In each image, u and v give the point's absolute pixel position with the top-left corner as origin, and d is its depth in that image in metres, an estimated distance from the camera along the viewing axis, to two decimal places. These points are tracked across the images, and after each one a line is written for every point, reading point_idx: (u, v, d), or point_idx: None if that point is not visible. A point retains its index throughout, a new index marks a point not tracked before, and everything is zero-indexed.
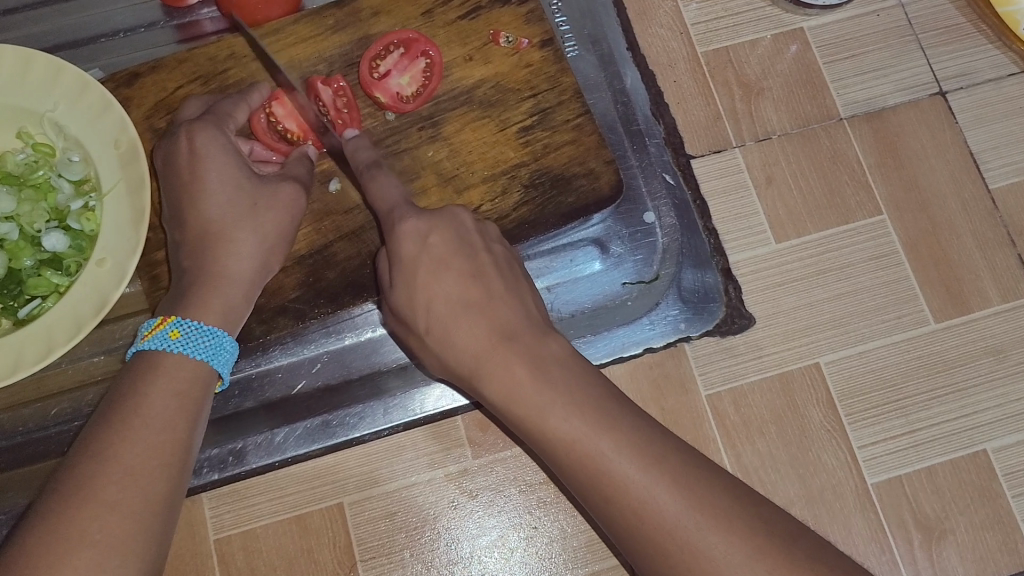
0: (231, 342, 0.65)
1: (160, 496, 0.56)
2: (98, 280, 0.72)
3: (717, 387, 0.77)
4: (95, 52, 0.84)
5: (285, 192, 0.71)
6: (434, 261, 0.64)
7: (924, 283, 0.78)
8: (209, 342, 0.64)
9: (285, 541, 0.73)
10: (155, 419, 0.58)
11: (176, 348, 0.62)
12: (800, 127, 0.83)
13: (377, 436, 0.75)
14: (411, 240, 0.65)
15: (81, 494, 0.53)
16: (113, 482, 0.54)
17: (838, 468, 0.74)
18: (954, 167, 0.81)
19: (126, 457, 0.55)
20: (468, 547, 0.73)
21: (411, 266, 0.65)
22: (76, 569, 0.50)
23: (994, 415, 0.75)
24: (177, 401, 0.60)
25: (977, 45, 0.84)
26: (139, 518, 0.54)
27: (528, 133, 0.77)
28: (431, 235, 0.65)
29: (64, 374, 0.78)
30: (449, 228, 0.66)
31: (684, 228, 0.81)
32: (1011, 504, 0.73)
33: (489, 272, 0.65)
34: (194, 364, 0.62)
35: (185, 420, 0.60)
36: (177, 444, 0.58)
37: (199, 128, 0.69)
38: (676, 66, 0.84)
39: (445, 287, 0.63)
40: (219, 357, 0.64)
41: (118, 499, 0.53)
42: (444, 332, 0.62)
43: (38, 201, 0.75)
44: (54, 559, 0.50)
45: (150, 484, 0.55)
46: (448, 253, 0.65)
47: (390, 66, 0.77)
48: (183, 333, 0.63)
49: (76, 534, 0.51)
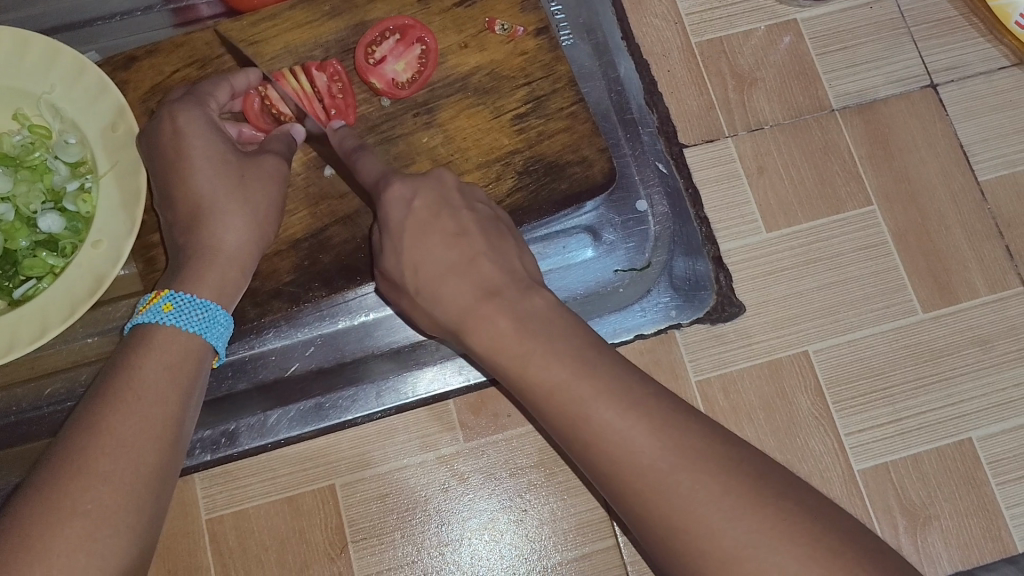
0: (224, 313, 0.66)
1: (153, 470, 0.56)
2: (93, 261, 0.73)
3: (707, 373, 0.77)
4: (92, 35, 0.85)
5: (268, 163, 0.71)
6: (415, 225, 0.66)
7: (912, 273, 0.79)
8: (202, 314, 0.64)
9: (277, 521, 0.74)
10: (147, 393, 0.58)
11: (169, 320, 0.63)
12: (792, 118, 0.83)
13: (369, 418, 0.76)
14: (399, 206, 0.67)
15: (73, 467, 0.53)
16: (104, 454, 0.54)
17: (825, 454, 0.75)
18: (944, 159, 0.82)
19: (118, 429, 0.56)
20: (459, 529, 0.74)
21: (397, 229, 0.66)
22: (66, 540, 0.50)
23: (980, 404, 0.76)
24: (169, 374, 0.60)
25: (968, 38, 0.85)
26: (129, 491, 0.54)
27: (522, 121, 0.78)
28: (416, 201, 0.67)
29: (59, 355, 0.79)
30: (433, 190, 0.68)
31: (676, 216, 0.81)
32: (995, 492, 0.74)
33: (472, 231, 0.65)
34: (186, 336, 0.63)
35: (178, 393, 0.60)
36: (169, 418, 0.58)
37: (179, 108, 0.70)
38: (670, 56, 0.85)
39: (435, 248, 0.64)
40: (212, 329, 0.64)
41: (108, 472, 0.54)
42: (433, 301, 0.63)
43: (33, 181, 0.75)
44: (43, 531, 0.50)
45: (142, 457, 0.56)
46: (429, 216, 0.66)
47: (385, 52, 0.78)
48: (175, 306, 0.63)
49: (66, 506, 0.51)
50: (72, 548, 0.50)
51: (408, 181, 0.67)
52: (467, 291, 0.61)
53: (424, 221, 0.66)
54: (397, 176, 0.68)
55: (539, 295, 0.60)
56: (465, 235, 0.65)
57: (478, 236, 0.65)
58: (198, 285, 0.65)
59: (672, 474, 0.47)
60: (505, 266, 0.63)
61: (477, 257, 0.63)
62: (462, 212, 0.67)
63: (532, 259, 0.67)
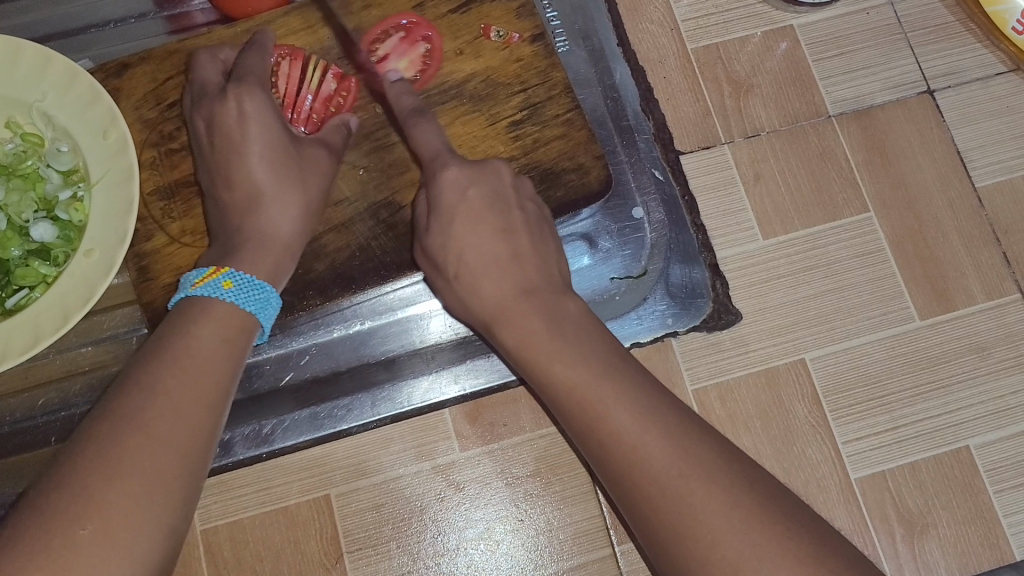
0: (276, 297, 0.67)
1: (205, 433, 0.56)
2: (85, 271, 0.72)
3: (703, 381, 0.77)
4: (85, 43, 0.84)
5: (322, 158, 0.72)
6: (467, 214, 0.68)
7: (909, 280, 0.79)
8: (258, 295, 0.65)
9: (272, 531, 0.73)
10: (202, 363, 0.58)
11: (228, 297, 0.63)
12: (788, 124, 0.83)
13: (364, 428, 0.75)
14: (453, 191, 0.68)
15: (132, 422, 0.52)
16: (163, 415, 0.54)
17: (822, 463, 0.75)
18: (941, 165, 0.82)
19: (177, 390, 0.55)
20: (454, 539, 0.73)
21: (448, 212, 0.68)
22: (126, 485, 0.49)
23: (977, 411, 0.76)
24: (222, 348, 0.60)
25: (965, 44, 0.85)
26: (184, 453, 0.53)
27: (518, 128, 0.77)
28: (471, 190, 0.68)
29: (52, 365, 0.78)
30: (487, 181, 0.69)
31: (672, 223, 0.81)
32: (993, 500, 0.74)
33: (518, 228, 0.68)
34: (242, 315, 0.63)
35: (229, 364, 0.60)
36: (220, 389, 0.58)
37: (245, 88, 0.70)
38: (666, 63, 0.85)
39: (484, 241, 0.67)
40: (264, 311, 0.65)
41: (167, 431, 0.53)
42: (471, 291, 0.66)
43: (26, 190, 0.75)
44: (106, 478, 0.49)
45: (197, 418, 0.55)
46: (483, 209, 0.68)
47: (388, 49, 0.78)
48: (235, 285, 0.64)
49: (125, 457, 0.50)
50: (131, 493, 0.49)
51: (467, 169, 0.69)
52: (510, 288, 0.64)
53: (476, 210, 0.68)
54: (454, 161, 0.69)
55: (572, 301, 0.64)
56: (514, 232, 0.67)
57: (524, 236, 0.67)
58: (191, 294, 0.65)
59: (693, 495, 0.48)
60: (546, 271, 0.66)
61: (522, 257, 0.66)
62: (514, 210, 0.69)
63: (528, 268, 0.67)
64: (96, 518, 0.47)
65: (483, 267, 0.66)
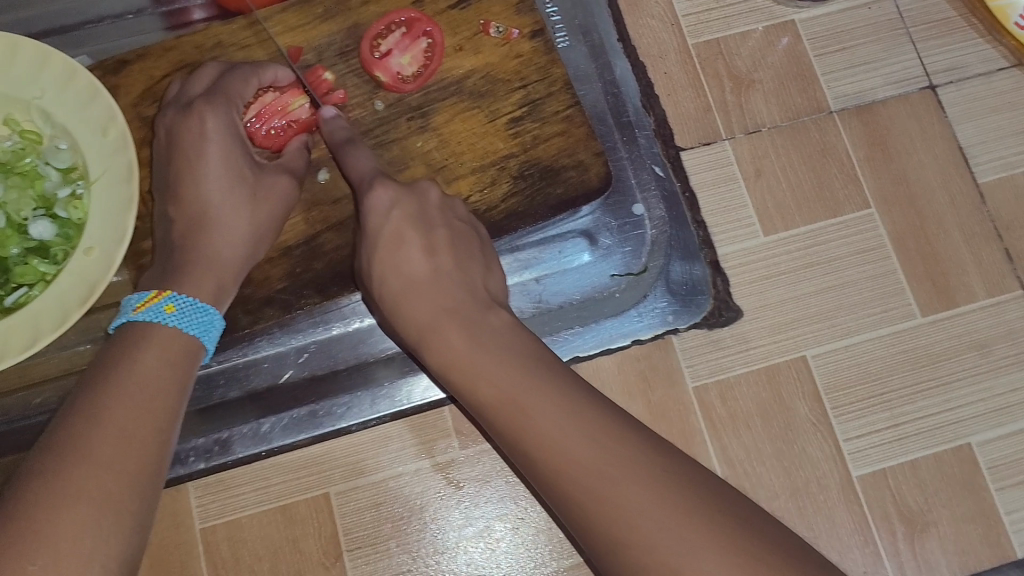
0: (219, 319, 0.67)
1: (152, 459, 0.56)
2: (85, 269, 0.72)
3: (704, 379, 0.77)
4: (83, 39, 0.84)
5: (282, 185, 0.72)
6: (392, 233, 0.68)
7: (911, 277, 0.79)
8: (202, 317, 0.66)
9: (271, 530, 0.73)
10: (147, 388, 0.59)
11: (172, 321, 0.64)
12: (789, 120, 0.83)
13: (364, 426, 0.75)
14: (417, 265, 0.67)
15: (77, 452, 0.53)
16: (109, 441, 0.55)
17: (822, 460, 0.75)
18: (943, 161, 0.81)
19: (119, 417, 0.56)
20: (454, 537, 0.73)
21: (410, 284, 0.66)
22: (73, 518, 0.50)
23: (978, 409, 0.75)
24: (167, 370, 0.61)
25: (967, 39, 0.84)
26: (132, 479, 0.54)
27: (518, 124, 0.77)
28: (436, 263, 0.67)
29: (51, 362, 0.78)
30: (453, 256, 0.68)
31: (673, 220, 0.81)
32: (994, 497, 0.73)
33: (441, 247, 0.68)
34: (185, 337, 0.64)
35: (173, 390, 0.61)
36: (167, 413, 0.59)
37: (208, 108, 0.71)
38: (666, 58, 0.84)
39: (411, 259, 0.67)
40: (208, 333, 0.66)
41: (112, 457, 0.54)
42: (402, 314, 0.66)
43: (25, 188, 0.74)
44: (54, 510, 0.50)
45: (143, 447, 0.56)
46: (406, 225, 0.68)
47: (390, 45, 0.77)
48: (178, 308, 0.65)
49: (74, 489, 0.51)
50: (79, 526, 0.50)
51: (434, 243, 0.68)
52: (463, 327, 0.62)
53: (438, 282, 0.66)
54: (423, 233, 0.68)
55: (496, 314, 0.64)
56: (437, 252, 0.68)
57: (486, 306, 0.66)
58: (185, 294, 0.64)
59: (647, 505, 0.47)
60: (468, 285, 0.66)
61: (443, 278, 0.66)
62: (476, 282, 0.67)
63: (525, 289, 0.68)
64: (45, 552, 0.48)
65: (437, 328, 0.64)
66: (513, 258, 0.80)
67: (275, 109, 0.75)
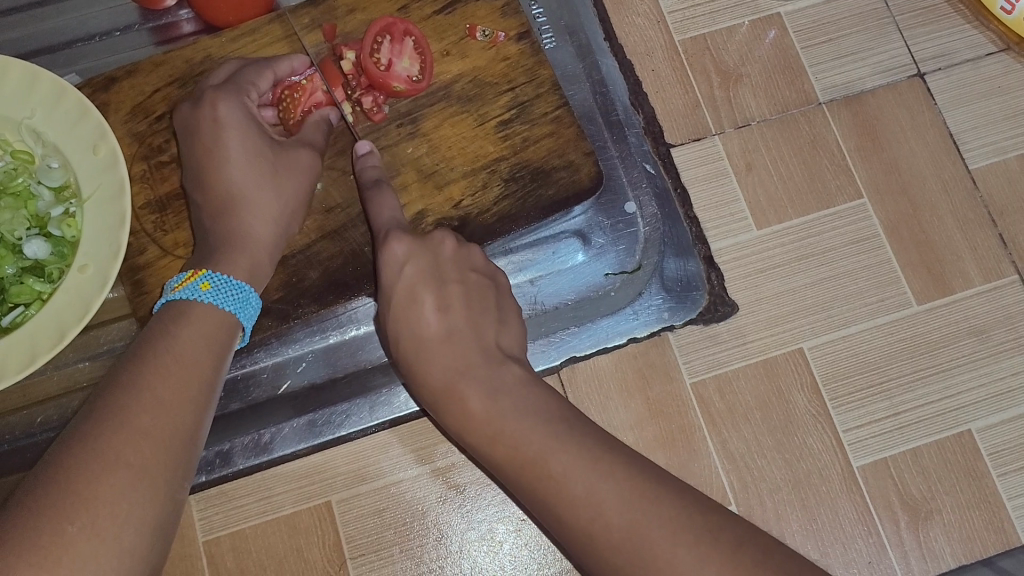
0: (255, 298, 0.69)
1: (187, 428, 0.57)
2: (79, 287, 0.72)
3: (701, 374, 0.77)
4: (71, 57, 0.84)
5: (301, 161, 0.73)
6: (406, 294, 0.69)
7: (905, 265, 0.79)
8: (237, 294, 0.67)
9: (275, 540, 0.73)
10: (189, 357, 0.60)
11: (207, 298, 0.65)
12: (779, 113, 0.83)
13: (364, 433, 0.75)
14: (392, 268, 0.70)
15: (115, 421, 0.54)
16: (146, 411, 0.55)
17: (824, 452, 0.75)
18: (934, 149, 0.81)
19: (159, 388, 0.57)
20: (458, 541, 0.73)
21: (388, 291, 0.70)
22: (107, 487, 0.50)
23: (977, 395, 0.75)
24: (204, 343, 0.62)
25: (955, 25, 0.84)
26: (167, 448, 0.55)
27: (506, 127, 0.77)
28: (407, 267, 0.69)
29: (51, 381, 0.79)
30: (427, 258, 0.70)
31: (666, 217, 0.81)
32: (997, 483, 0.73)
33: (455, 306, 0.68)
34: (222, 315, 0.65)
35: (212, 362, 0.62)
36: (204, 383, 0.60)
37: (222, 96, 0.71)
38: (653, 56, 0.84)
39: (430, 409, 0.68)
40: (244, 310, 0.67)
41: (150, 427, 0.55)
42: (413, 365, 0.67)
43: (18, 208, 0.74)
44: (91, 474, 0.50)
45: (181, 417, 0.57)
46: (421, 283, 0.69)
47: (387, 55, 0.75)
48: (214, 286, 0.66)
49: (112, 455, 0.52)
50: (114, 495, 0.51)
51: (409, 242, 0.70)
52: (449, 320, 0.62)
53: (411, 287, 0.69)
54: (399, 234, 0.70)
55: (509, 370, 0.64)
56: (450, 309, 0.68)
57: (462, 312, 0.68)
58: (193, 303, 0.65)
59: None
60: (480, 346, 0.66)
61: (458, 336, 0.66)
62: (452, 286, 0.69)
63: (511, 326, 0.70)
64: (83, 515, 0.49)
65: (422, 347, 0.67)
66: (506, 260, 0.80)
67: (302, 91, 0.77)
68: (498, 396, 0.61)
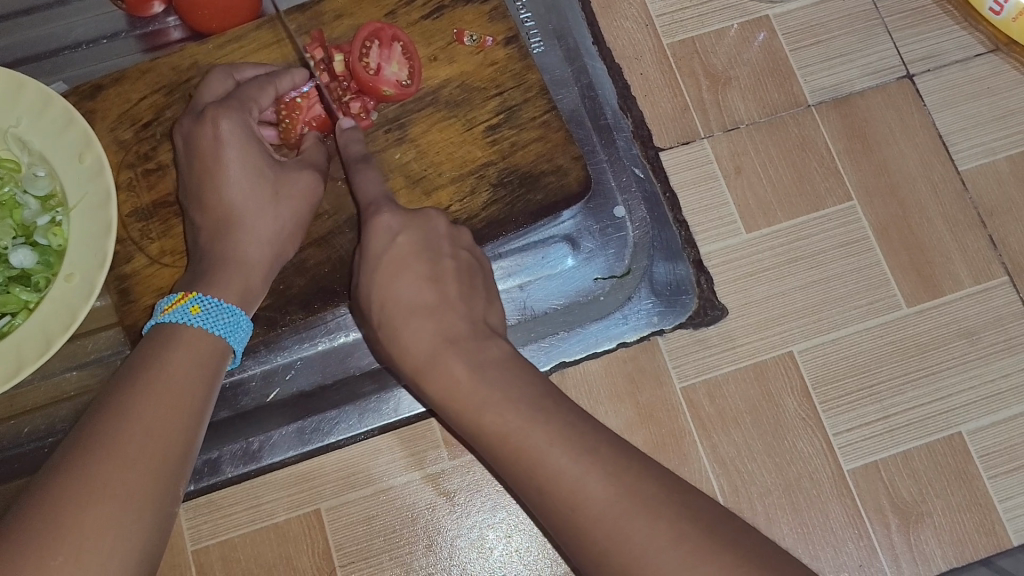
0: (247, 320, 0.68)
1: (179, 454, 0.57)
2: (65, 295, 0.72)
3: (691, 379, 0.76)
4: (58, 65, 0.84)
5: (296, 169, 0.73)
6: (395, 261, 0.68)
7: (895, 268, 0.78)
8: (228, 318, 0.66)
9: (264, 549, 0.73)
10: (180, 381, 0.60)
11: (197, 322, 0.65)
12: (768, 116, 0.82)
13: (353, 440, 0.75)
14: (382, 236, 0.69)
15: (104, 448, 0.54)
16: (136, 437, 0.55)
17: (814, 456, 0.74)
18: (923, 150, 0.81)
19: (148, 414, 0.57)
20: (447, 548, 0.73)
21: (376, 256, 0.68)
22: (94, 516, 0.50)
23: (968, 397, 0.75)
24: (195, 368, 0.62)
25: (943, 26, 0.84)
26: (158, 474, 0.55)
27: (495, 131, 0.77)
28: (400, 235, 0.68)
29: (39, 391, 0.79)
30: (420, 228, 0.69)
31: (655, 221, 0.80)
32: (988, 486, 0.73)
33: (448, 277, 0.67)
34: (214, 337, 0.65)
35: (203, 386, 0.62)
36: (195, 409, 0.60)
37: (211, 108, 0.71)
38: (642, 59, 0.84)
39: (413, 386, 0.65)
40: (235, 333, 0.67)
41: (139, 453, 0.55)
42: (398, 337, 0.65)
43: (4, 217, 0.74)
44: (79, 502, 0.50)
45: (172, 443, 0.57)
46: (411, 255, 0.68)
47: (376, 59, 0.75)
48: (204, 309, 0.65)
49: (99, 482, 0.52)
50: (101, 524, 0.50)
51: (399, 216, 0.70)
52: None
53: (403, 257, 0.68)
54: (388, 207, 0.70)
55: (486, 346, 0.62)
56: (441, 282, 0.67)
57: (454, 284, 0.67)
58: (183, 326, 0.64)
59: None
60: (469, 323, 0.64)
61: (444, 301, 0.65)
62: (444, 258, 0.68)
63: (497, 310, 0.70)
64: (66, 544, 0.49)
65: (405, 313, 0.65)
66: (496, 266, 0.80)
67: (301, 108, 0.76)
68: (482, 368, 0.60)
